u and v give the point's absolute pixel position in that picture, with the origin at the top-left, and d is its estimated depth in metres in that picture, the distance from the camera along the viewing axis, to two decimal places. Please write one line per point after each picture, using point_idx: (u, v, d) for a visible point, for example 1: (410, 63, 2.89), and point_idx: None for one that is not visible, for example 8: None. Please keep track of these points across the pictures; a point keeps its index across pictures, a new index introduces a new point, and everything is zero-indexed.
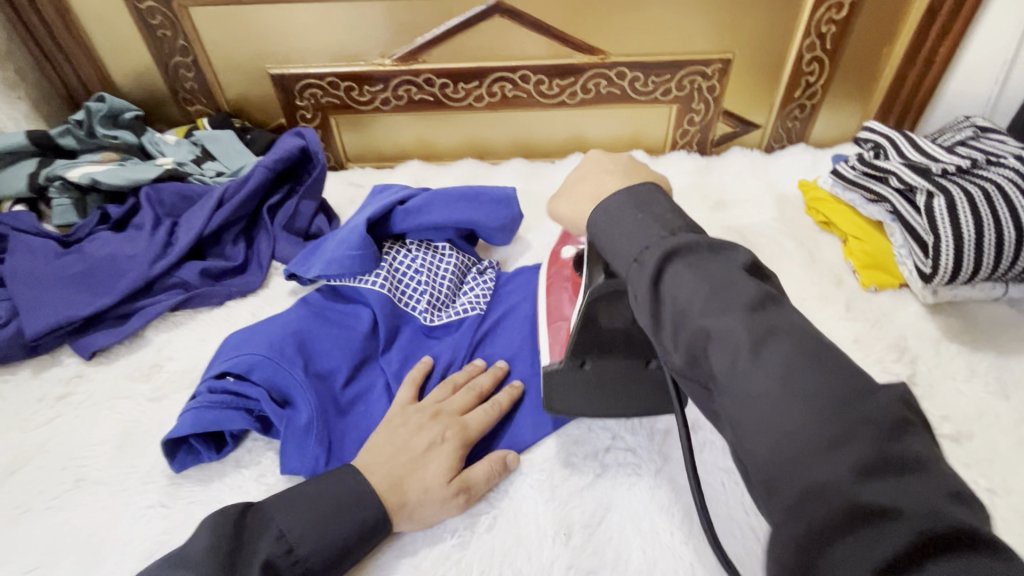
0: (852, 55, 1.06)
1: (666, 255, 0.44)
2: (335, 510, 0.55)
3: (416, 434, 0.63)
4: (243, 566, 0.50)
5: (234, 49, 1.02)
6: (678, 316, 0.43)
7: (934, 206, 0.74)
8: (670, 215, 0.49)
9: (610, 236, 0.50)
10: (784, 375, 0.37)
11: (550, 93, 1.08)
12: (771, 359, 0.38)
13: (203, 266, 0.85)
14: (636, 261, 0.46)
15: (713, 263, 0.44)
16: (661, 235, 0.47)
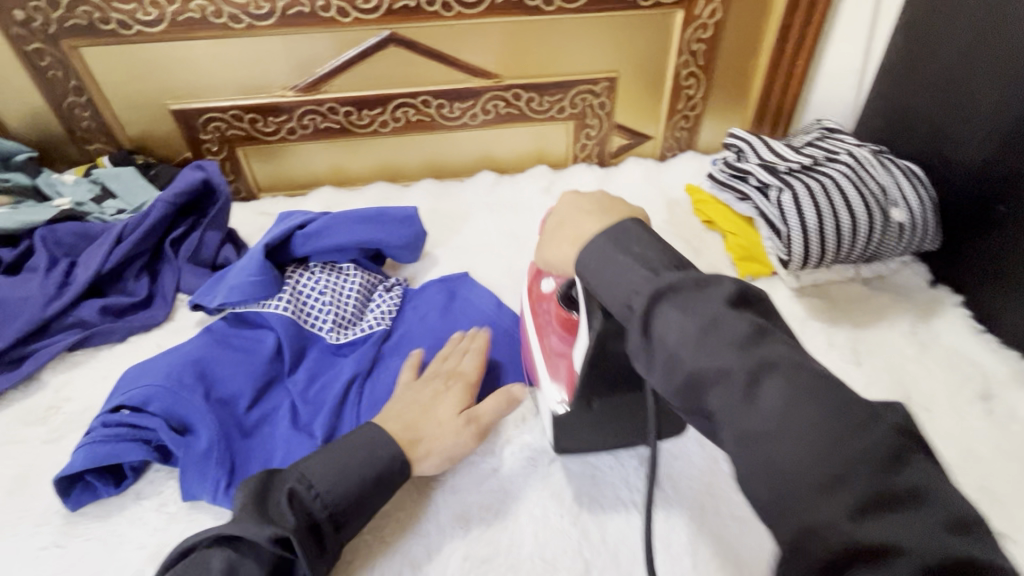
0: (724, 69, 1.17)
1: (655, 296, 0.43)
2: (349, 458, 0.59)
3: (424, 389, 0.69)
4: (272, 513, 0.54)
5: (131, 86, 1.03)
6: (607, 294, 0.47)
7: (782, 200, 0.84)
8: (650, 249, 0.47)
9: (599, 274, 0.47)
10: (713, 345, 0.40)
11: (453, 116, 1.14)
12: (676, 323, 0.42)
13: (102, 303, 0.85)
14: (626, 304, 0.45)
15: (635, 240, 0.48)
16: (647, 273, 0.45)
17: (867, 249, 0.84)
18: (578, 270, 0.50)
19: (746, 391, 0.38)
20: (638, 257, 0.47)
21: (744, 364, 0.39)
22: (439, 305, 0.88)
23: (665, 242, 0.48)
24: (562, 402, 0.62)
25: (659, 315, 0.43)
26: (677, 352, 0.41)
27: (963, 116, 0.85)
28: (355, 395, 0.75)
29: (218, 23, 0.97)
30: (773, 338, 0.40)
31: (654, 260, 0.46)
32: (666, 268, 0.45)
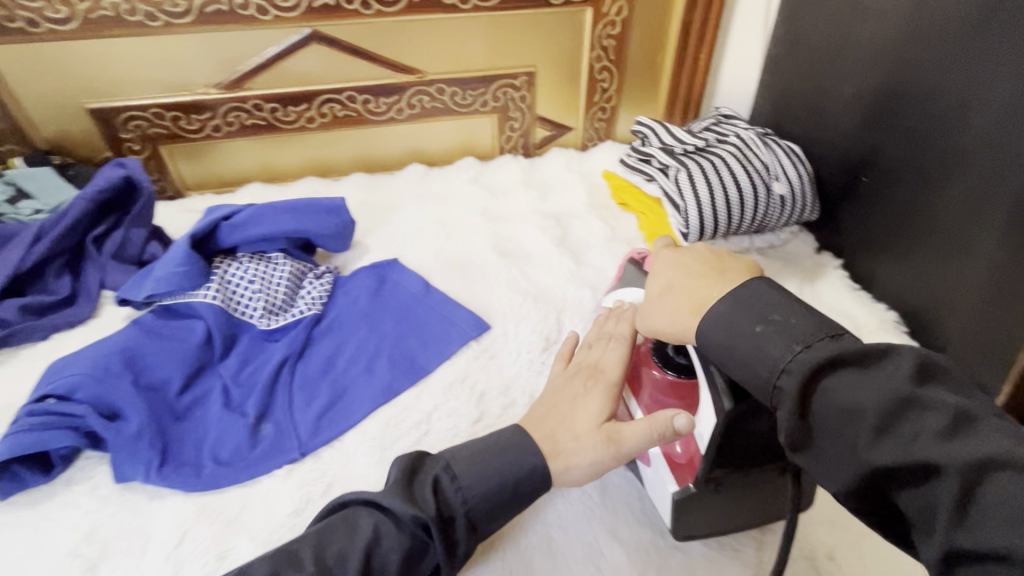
0: (633, 64, 1.26)
1: (807, 375, 0.43)
2: (502, 450, 0.53)
3: (567, 387, 0.62)
4: (417, 493, 0.50)
5: (44, 86, 1.01)
6: (741, 370, 0.47)
7: (679, 178, 0.93)
8: (795, 315, 0.47)
9: (727, 350, 0.49)
10: (857, 405, 0.42)
11: (379, 111, 1.18)
12: (841, 390, 0.43)
13: (22, 302, 0.84)
14: (772, 381, 0.45)
15: (765, 300, 0.49)
16: (794, 347, 0.45)
17: (755, 220, 0.93)
18: (696, 338, 0.51)
19: (873, 431, 0.41)
20: (771, 325, 0.47)
21: (872, 417, 0.41)
22: (371, 290, 0.92)
23: (790, 294, 0.49)
24: (676, 485, 0.57)
25: (816, 382, 0.44)
26: (826, 421, 0.43)
27: (833, 102, 0.97)
28: (287, 376, 0.79)
29: (133, 21, 0.97)
30: (930, 383, 0.41)
31: (793, 324, 0.46)
32: (817, 340, 0.45)
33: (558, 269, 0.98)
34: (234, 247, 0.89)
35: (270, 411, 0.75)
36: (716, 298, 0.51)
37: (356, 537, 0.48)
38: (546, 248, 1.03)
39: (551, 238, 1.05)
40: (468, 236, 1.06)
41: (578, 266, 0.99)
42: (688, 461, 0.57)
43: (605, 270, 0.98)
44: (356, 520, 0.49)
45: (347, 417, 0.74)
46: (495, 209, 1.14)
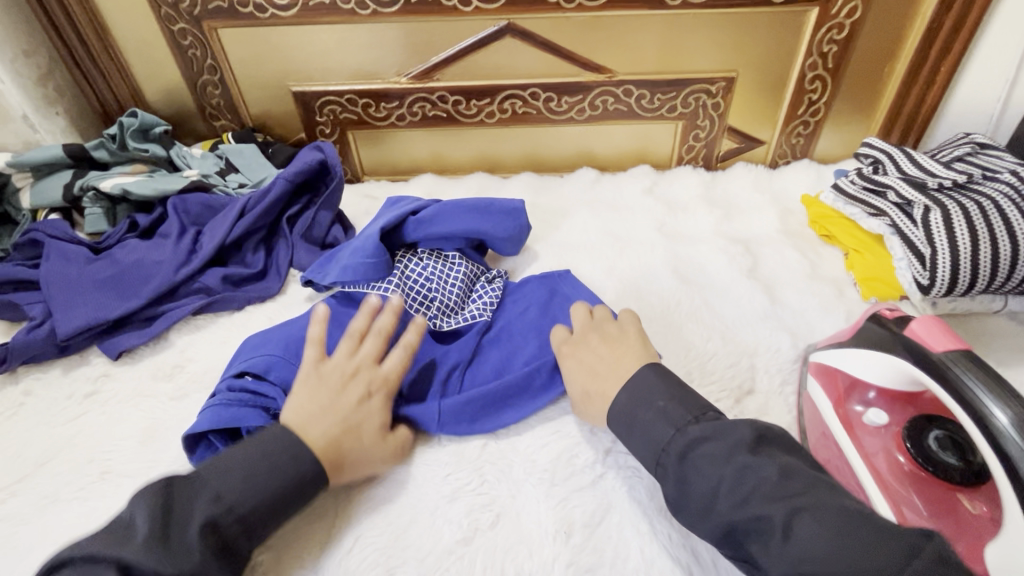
0: (854, 74, 1.08)
1: (686, 445, 0.55)
2: (268, 467, 0.57)
3: (342, 392, 0.64)
4: (180, 530, 0.50)
5: (259, 68, 1.08)
6: (636, 444, 0.59)
7: (930, 220, 0.76)
8: (675, 403, 0.59)
9: (630, 425, 0.60)
10: (716, 478, 0.52)
11: (559, 110, 1.12)
12: (707, 456, 0.54)
13: (224, 272, 0.90)
14: (662, 451, 0.56)
15: (655, 387, 0.61)
16: (672, 431, 0.57)
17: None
18: (611, 416, 0.63)
19: (737, 494, 0.50)
20: (660, 408, 0.59)
21: (723, 480, 0.51)
22: (542, 299, 0.85)
23: (676, 382, 0.62)
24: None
25: (687, 451, 0.55)
26: (692, 479, 0.53)
27: None
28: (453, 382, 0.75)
29: (345, 9, 0.99)
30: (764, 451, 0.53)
31: (670, 407, 0.59)
32: (689, 427, 0.56)
33: (748, 305, 0.86)
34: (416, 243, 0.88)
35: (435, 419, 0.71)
36: (636, 374, 0.63)
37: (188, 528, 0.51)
38: (732, 277, 0.91)
39: (740, 267, 0.93)
40: (643, 253, 0.97)
41: (773, 304, 0.86)
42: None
43: (805, 314, 0.85)
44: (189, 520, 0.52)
45: (515, 445, 0.70)
46: (672, 225, 1.04)
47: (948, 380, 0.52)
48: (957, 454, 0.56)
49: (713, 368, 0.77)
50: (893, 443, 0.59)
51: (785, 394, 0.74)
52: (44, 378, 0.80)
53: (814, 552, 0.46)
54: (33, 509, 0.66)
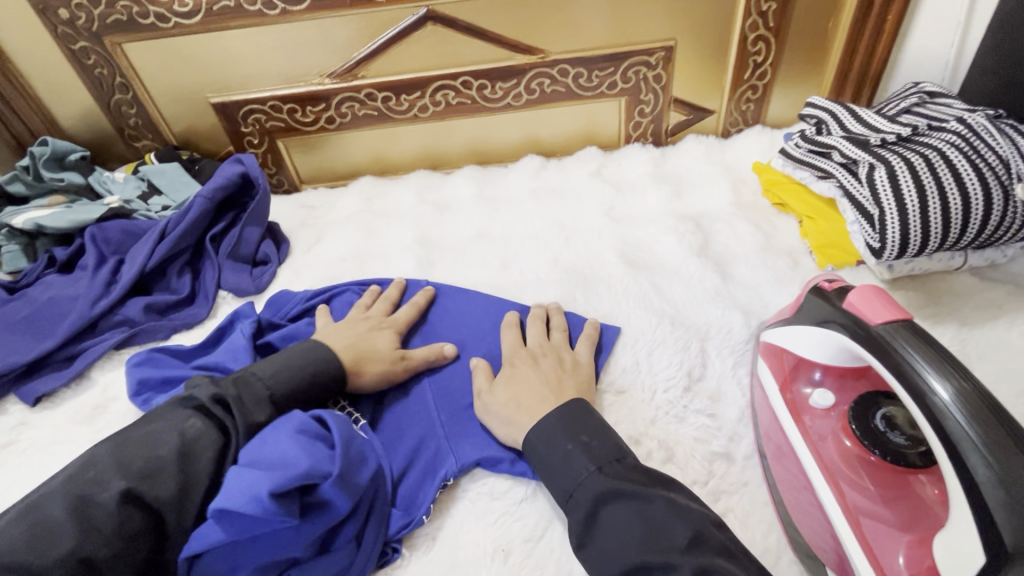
0: (797, 32, 1.03)
1: (602, 496, 0.49)
2: None
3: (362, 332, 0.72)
4: None
5: (173, 82, 1.02)
6: (552, 482, 0.54)
7: (875, 177, 0.72)
8: (598, 442, 0.54)
9: (548, 466, 0.54)
10: (633, 526, 0.47)
11: (494, 97, 1.07)
12: (619, 519, 0.48)
13: (146, 301, 0.85)
14: (574, 494, 0.51)
15: (578, 421, 0.56)
16: (590, 469, 0.51)
17: (979, 237, 0.70)
18: (528, 449, 0.56)
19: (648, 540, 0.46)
20: (582, 444, 0.54)
21: (642, 528, 0.47)
22: None
23: (608, 428, 0.56)
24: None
25: (600, 504, 0.49)
26: (609, 547, 0.47)
27: None
28: (371, 533, 0.56)
29: (253, 10, 0.94)
30: (681, 511, 0.48)
31: (598, 448, 0.53)
32: (610, 465, 0.52)
33: (700, 285, 0.82)
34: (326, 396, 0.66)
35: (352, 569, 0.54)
36: (550, 412, 0.57)
37: (164, 448, 0.50)
38: (681, 257, 0.86)
39: (690, 246, 0.88)
40: (589, 241, 0.93)
41: (724, 283, 0.82)
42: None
43: (758, 289, 0.81)
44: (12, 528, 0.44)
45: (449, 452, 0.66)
46: (621, 209, 0.99)
47: (891, 357, 0.47)
48: (905, 435, 0.53)
49: (663, 355, 0.72)
50: (840, 427, 0.56)
51: (738, 377, 0.69)
52: None
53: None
54: None
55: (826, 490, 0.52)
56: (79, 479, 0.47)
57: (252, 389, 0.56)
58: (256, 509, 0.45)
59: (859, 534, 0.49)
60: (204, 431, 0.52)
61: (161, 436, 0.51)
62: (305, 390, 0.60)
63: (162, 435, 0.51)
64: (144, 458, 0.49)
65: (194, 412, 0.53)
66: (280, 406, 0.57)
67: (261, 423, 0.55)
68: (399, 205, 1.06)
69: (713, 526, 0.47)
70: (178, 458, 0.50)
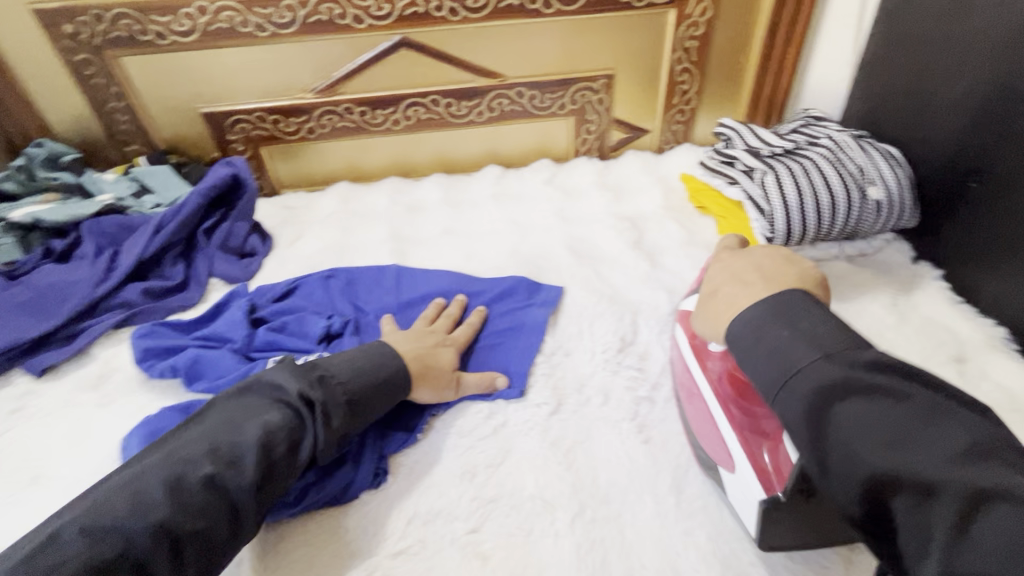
0: (716, 66, 1.23)
1: (825, 386, 0.46)
2: None
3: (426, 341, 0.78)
4: None
5: (166, 92, 1.12)
6: (756, 373, 0.53)
7: (766, 181, 0.89)
8: (819, 328, 0.51)
9: (751, 359, 0.54)
10: (881, 410, 0.44)
11: (460, 114, 1.22)
12: (859, 414, 0.44)
13: (144, 286, 0.93)
14: (783, 387, 0.50)
15: (788, 308, 0.54)
16: (814, 356, 0.49)
17: (845, 229, 0.88)
18: (731, 342, 0.57)
19: (912, 418, 0.42)
20: (798, 331, 0.51)
21: (884, 410, 0.44)
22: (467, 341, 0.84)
23: (836, 319, 0.52)
24: (764, 494, 0.56)
25: (833, 390, 0.46)
26: (836, 426, 0.45)
27: (936, 103, 0.90)
28: (369, 454, 0.70)
29: (244, 31, 1.06)
30: (958, 418, 0.42)
31: (830, 346, 0.49)
32: (833, 351, 0.49)
33: (634, 270, 0.97)
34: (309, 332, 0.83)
35: (352, 486, 0.68)
36: (751, 305, 0.57)
37: (249, 438, 0.56)
38: (620, 249, 1.02)
39: (627, 240, 1.04)
40: (543, 237, 1.08)
41: (654, 269, 0.98)
42: (777, 469, 0.56)
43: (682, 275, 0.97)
44: (110, 501, 0.50)
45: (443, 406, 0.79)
46: (571, 210, 1.15)
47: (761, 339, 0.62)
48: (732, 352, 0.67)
49: (601, 325, 0.86)
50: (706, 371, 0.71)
51: (663, 341, 0.85)
52: None
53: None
54: None
55: (718, 411, 0.64)
56: (157, 464, 0.53)
57: (334, 394, 0.64)
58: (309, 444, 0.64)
59: (744, 441, 0.60)
60: (284, 423, 0.59)
61: (242, 425, 0.57)
62: (372, 396, 0.67)
63: (246, 424, 0.58)
64: (232, 444, 0.56)
65: (274, 405, 0.60)
66: (353, 410, 0.65)
67: (336, 429, 0.62)
68: (374, 206, 1.19)
69: (948, 407, 0.43)
70: (259, 448, 0.56)
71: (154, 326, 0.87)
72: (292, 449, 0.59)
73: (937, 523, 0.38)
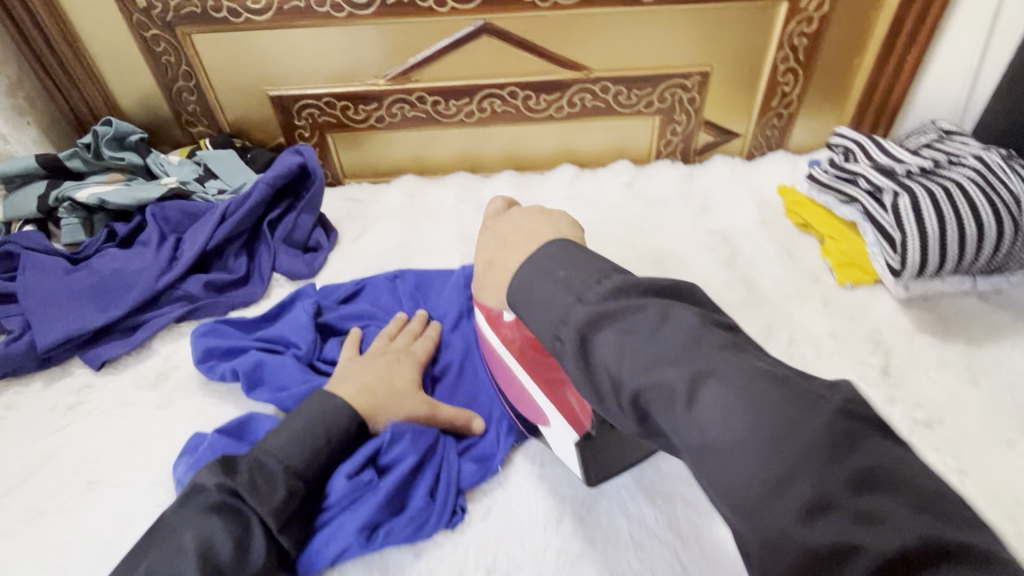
0: (824, 67, 1.11)
1: (586, 329, 0.47)
2: None
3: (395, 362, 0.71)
4: None
5: (235, 73, 1.07)
6: (534, 318, 0.51)
7: (899, 205, 0.80)
8: (575, 278, 0.50)
9: (529, 304, 0.52)
10: (660, 344, 0.44)
11: (538, 108, 1.13)
12: (612, 344, 0.46)
13: (207, 278, 0.89)
14: (557, 338, 0.49)
15: (560, 255, 0.53)
16: (571, 303, 0.49)
17: (987, 260, 0.79)
18: (510, 298, 0.54)
19: (668, 356, 0.43)
20: (561, 279, 0.51)
21: (664, 352, 0.44)
22: None
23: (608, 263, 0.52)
24: (576, 434, 0.58)
25: (587, 331, 0.47)
26: (601, 361, 0.46)
27: None
28: (443, 491, 0.63)
29: (320, 12, 0.99)
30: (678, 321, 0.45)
31: (638, 321, 0.46)
32: (590, 296, 0.49)
33: (729, 294, 0.88)
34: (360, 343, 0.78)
35: (426, 525, 0.60)
36: (522, 264, 0.54)
37: (184, 555, 0.50)
38: (712, 268, 0.92)
39: (719, 258, 0.94)
40: (623, 248, 0.99)
41: (751, 293, 0.88)
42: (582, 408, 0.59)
43: (783, 302, 0.87)
44: None
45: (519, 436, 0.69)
46: (653, 219, 1.05)
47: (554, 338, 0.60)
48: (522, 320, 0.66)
49: None
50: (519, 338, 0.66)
51: None
52: (25, 391, 0.78)
53: (777, 506, 0.35)
54: (19, 523, 0.65)
55: (518, 367, 0.64)
56: None
57: (264, 466, 0.58)
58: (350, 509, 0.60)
59: (545, 391, 0.61)
60: (223, 523, 0.53)
61: (180, 541, 0.51)
62: (319, 461, 0.60)
63: (185, 531, 0.52)
64: (168, 563, 0.49)
65: (211, 507, 0.54)
66: (305, 483, 0.59)
67: (280, 505, 0.56)
68: (441, 203, 1.12)
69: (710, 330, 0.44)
70: (198, 557, 0.50)
71: (211, 323, 0.80)
72: (241, 546, 0.52)
73: (722, 440, 0.38)
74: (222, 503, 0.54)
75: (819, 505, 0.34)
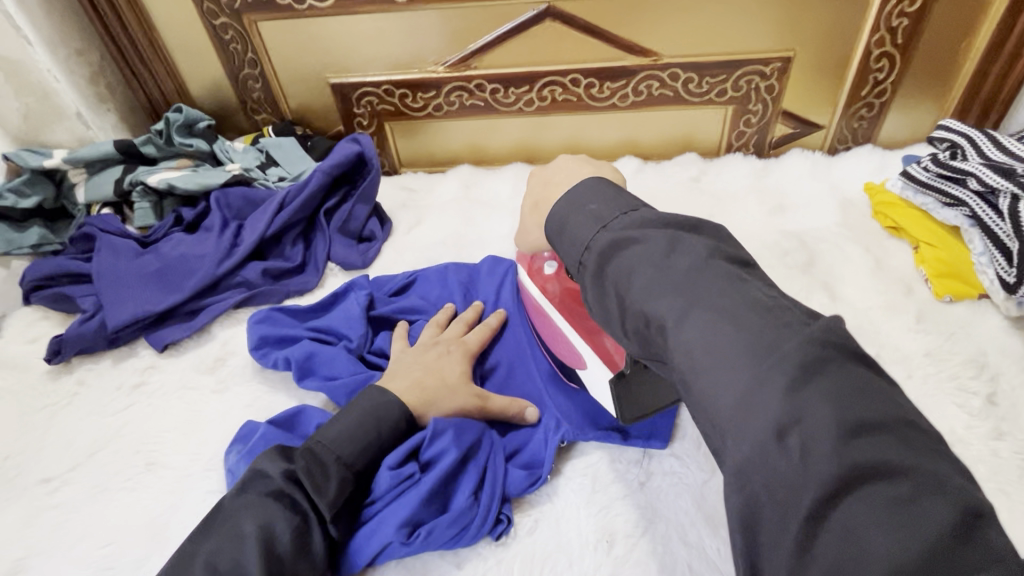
0: (927, 51, 0.99)
1: (608, 247, 0.48)
2: None
3: (444, 357, 0.69)
4: None
5: (298, 61, 1.08)
6: (567, 249, 0.53)
7: (1019, 211, 0.70)
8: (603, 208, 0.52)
9: (560, 239, 0.54)
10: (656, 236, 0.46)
11: (601, 96, 1.08)
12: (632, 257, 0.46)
13: (264, 266, 0.90)
14: (579, 262, 0.51)
15: (597, 194, 0.53)
16: (596, 232, 0.50)
17: None
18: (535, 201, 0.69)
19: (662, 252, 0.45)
20: (590, 210, 0.52)
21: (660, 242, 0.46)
22: None
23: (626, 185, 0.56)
24: (610, 371, 0.61)
25: (605, 259, 0.48)
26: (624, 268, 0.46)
27: None
28: (488, 494, 0.59)
29: None
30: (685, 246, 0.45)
31: (603, 210, 0.52)
32: (613, 224, 0.50)
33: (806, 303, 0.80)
34: (410, 335, 0.77)
35: (467, 532, 0.58)
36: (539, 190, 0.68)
37: (247, 544, 0.50)
38: (786, 273, 0.85)
39: (794, 263, 0.86)
40: None
41: (830, 303, 0.80)
42: (618, 351, 0.61)
43: (868, 313, 0.79)
44: None
45: (586, 460, 0.65)
46: (721, 217, 0.98)
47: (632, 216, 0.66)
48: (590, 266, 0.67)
49: None
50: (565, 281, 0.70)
51: None
52: (95, 368, 0.82)
53: (707, 379, 0.38)
54: (84, 498, 0.68)
55: (562, 320, 0.67)
56: None
57: (318, 457, 0.56)
58: (389, 507, 0.58)
59: (584, 335, 0.65)
60: (280, 516, 0.53)
61: (240, 529, 0.51)
62: (369, 454, 0.59)
63: (244, 521, 0.52)
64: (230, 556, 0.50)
65: (269, 499, 0.54)
66: (355, 473, 0.57)
67: (334, 497, 0.55)
68: (497, 194, 1.09)
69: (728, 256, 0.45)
70: (257, 548, 0.50)
71: (266, 311, 0.81)
72: (298, 538, 0.53)
73: (703, 349, 0.39)
74: (277, 496, 0.54)
75: (791, 425, 0.34)
